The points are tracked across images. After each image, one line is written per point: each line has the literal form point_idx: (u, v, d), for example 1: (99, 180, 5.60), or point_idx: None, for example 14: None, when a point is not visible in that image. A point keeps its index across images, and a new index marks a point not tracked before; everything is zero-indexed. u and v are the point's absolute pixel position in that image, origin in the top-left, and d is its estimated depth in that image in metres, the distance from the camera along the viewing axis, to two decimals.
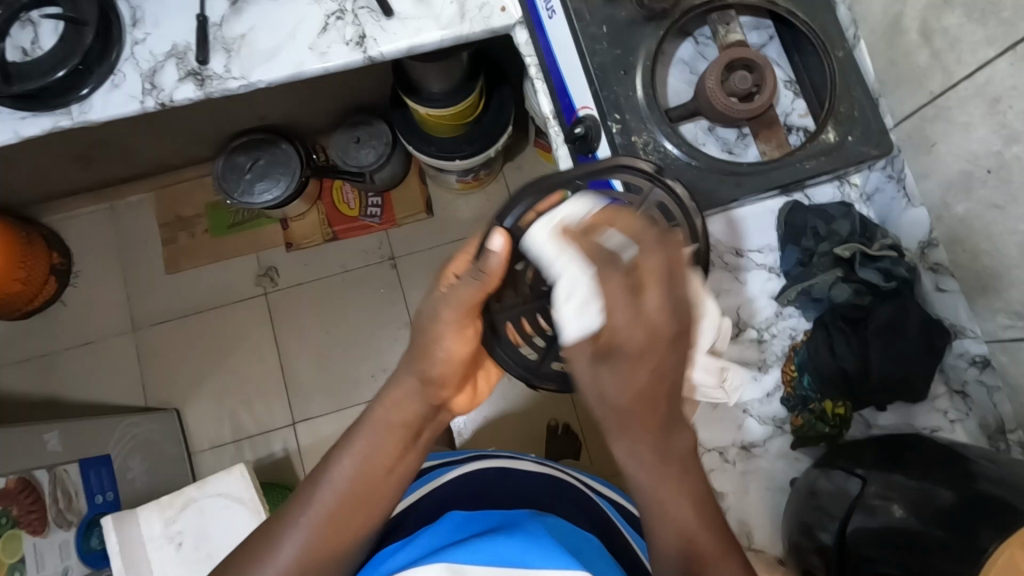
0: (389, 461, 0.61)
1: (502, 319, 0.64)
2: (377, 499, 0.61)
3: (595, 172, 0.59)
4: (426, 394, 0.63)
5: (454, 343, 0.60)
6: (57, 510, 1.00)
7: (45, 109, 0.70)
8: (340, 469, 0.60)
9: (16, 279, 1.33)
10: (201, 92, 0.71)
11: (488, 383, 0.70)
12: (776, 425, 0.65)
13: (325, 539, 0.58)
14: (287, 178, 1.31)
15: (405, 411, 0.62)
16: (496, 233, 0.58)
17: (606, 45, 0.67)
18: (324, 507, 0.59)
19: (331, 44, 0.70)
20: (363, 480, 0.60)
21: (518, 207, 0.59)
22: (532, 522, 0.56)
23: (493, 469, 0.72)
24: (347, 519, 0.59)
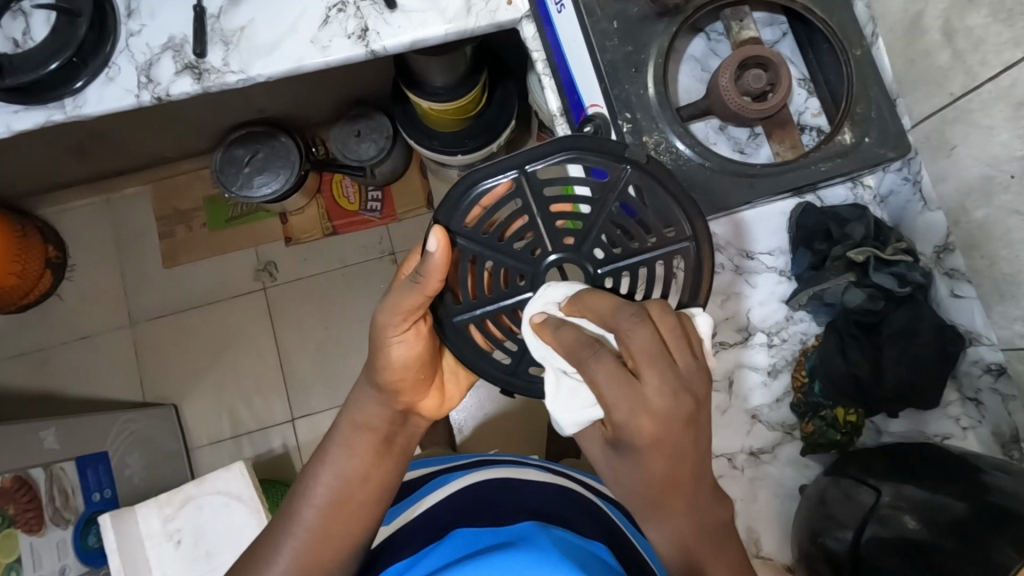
0: (364, 467, 0.64)
1: (464, 325, 0.62)
2: (359, 506, 0.62)
3: (542, 157, 0.59)
4: (388, 400, 0.65)
5: (400, 348, 0.62)
6: (54, 508, 0.99)
7: (38, 102, 0.68)
8: (320, 480, 0.63)
9: (12, 273, 1.31)
10: (198, 86, 0.69)
11: (457, 389, 0.72)
12: (785, 430, 0.65)
13: (314, 552, 0.60)
14: (286, 172, 1.29)
15: (370, 417, 0.65)
16: (433, 231, 0.56)
17: (617, 42, 0.65)
18: (309, 516, 0.61)
19: (333, 37, 0.69)
20: (342, 489, 0.62)
21: (466, 201, 0.60)
22: (538, 533, 0.56)
23: (498, 475, 0.71)
24: (332, 526, 0.61)
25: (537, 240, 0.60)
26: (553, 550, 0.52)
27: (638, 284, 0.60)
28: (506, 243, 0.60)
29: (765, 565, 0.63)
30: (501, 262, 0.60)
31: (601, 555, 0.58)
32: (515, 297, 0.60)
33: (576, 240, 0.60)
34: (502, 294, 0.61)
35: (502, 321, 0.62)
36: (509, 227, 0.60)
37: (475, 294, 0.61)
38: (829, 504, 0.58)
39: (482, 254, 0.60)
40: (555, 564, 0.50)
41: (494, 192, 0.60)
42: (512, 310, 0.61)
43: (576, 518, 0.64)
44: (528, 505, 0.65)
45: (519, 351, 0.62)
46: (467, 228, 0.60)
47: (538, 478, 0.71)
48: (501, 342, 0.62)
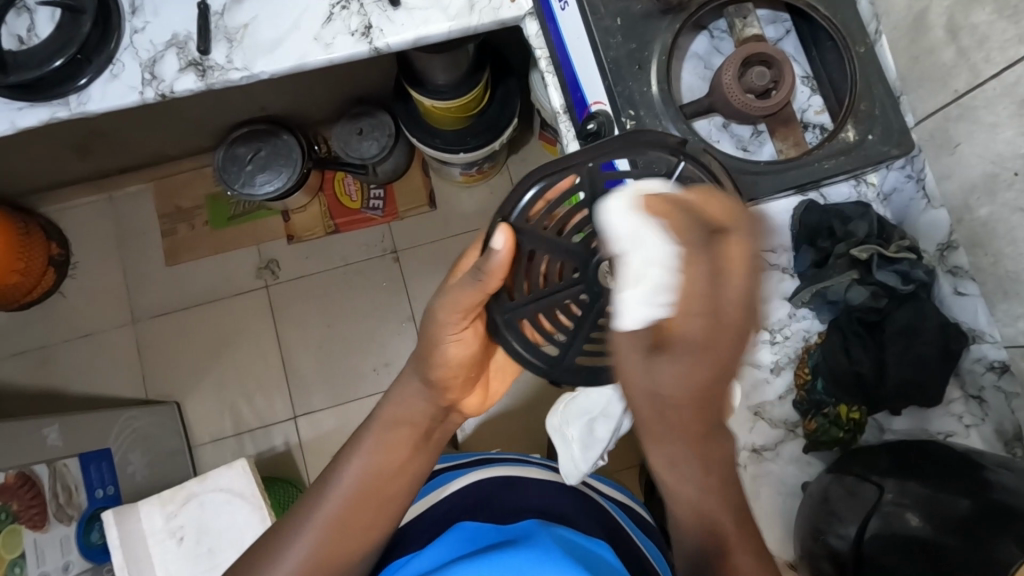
0: (400, 459, 0.64)
1: (515, 317, 0.61)
2: (387, 498, 0.62)
3: (609, 147, 0.53)
4: (433, 395, 0.66)
5: (455, 345, 0.63)
6: (57, 505, 0.99)
7: (42, 99, 0.68)
8: (351, 468, 0.62)
9: (15, 271, 1.31)
10: (202, 83, 0.69)
11: (499, 384, 0.73)
12: (788, 428, 0.65)
13: (334, 542, 0.59)
14: (288, 170, 1.29)
15: (414, 410, 0.65)
16: (500, 229, 0.54)
17: (620, 39, 0.65)
18: (334, 504, 0.61)
19: (336, 35, 0.69)
20: (372, 479, 0.62)
21: (525, 195, 0.54)
22: (542, 532, 0.56)
23: (503, 472, 0.71)
24: (354, 516, 0.61)
25: (595, 235, 0.55)
26: (556, 550, 0.52)
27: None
28: (563, 241, 0.55)
29: None
30: (558, 261, 0.56)
31: (604, 556, 0.58)
32: (565, 292, 0.58)
33: None
34: (557, 288, 0.58)
35: (554, 316, 0.60)
36: (568, 221, 0.55)
37: (529, 289, 0.59)
38: (832, 501, 0.58)
39: (540, 253, 0.56)
40: (557, 562, 0.50)
41: (557, 185, 0.54)
42: (564, 302, 0.59)
43: (581, 519, 0.64)
44: (532, 507, 0.65)
45: (568, 343, 0.61)
46: (526, 224, 0.55)
47: (543, 477, 0.71)
48: (550, 335, 0.62)
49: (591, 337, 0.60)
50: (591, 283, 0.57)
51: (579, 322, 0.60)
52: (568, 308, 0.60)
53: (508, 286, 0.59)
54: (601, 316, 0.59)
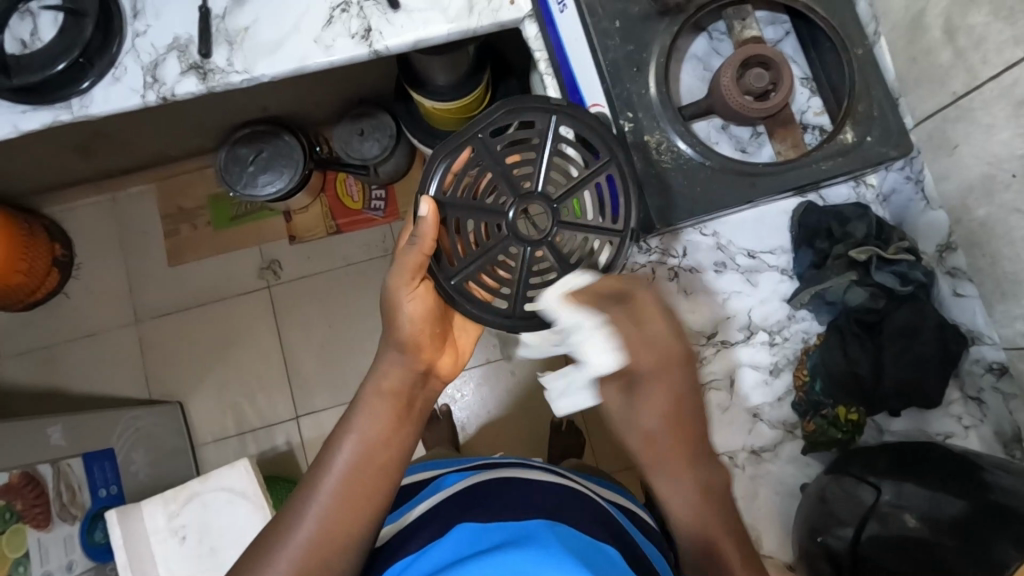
0: (386, 431, 0.62)
1: (462, 284, 0.63)
2: (382, 470, 0.61)
3: (489, 121, 0.62)
4: (409, 360, 0.65)
5: (413, 304, 0.63)
6: (61, 504, 1.00)
7: (45, 103, 0.68)
8: (342, 447, 0.61)
9: (19, 271, 1.32)
10: (203, 86, 0.69)
11: (470, 342, 0.72)
12: (787, 429, 0.65)
13: (340, 520, 0.58)
14: (290, 170, 1.29)
15: (397, 378, 0.64)
16: (423, 202, 0.61)
17: (618, 41, 0.65)
18: (331, 486, 0.59)
19: (336, 37, 0.69)
20: (365, 453, 0.61)
21: (435, 174, 0.63)
22: (543, 534, 0.57)
23: (501, 476, 0.72)
24: (354, 494, 0.59)
25: (504, 192, 0.62)
26: (561, 551, 0.54)
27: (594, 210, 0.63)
28: (479, 203, 0.62)
29: (766, 564, 0.63)
30: (480, 221, 0.62)
31: (609, 554, 0.60)
32: (496, 247, 0.62)
33: (533, 183, 0.62)
34: (486, 246, 0.62)
35: (495, 272, 0.63)
36: (478, 189, 0.63)
37: (464, 252, 0.63)
38: (830, 502, 0.58)
39: (463, 218, 0.63)
40: (565, 564, 0.52)
41: (459, 160, 0.63)
42: (498, 258, 0.62)
43: (578, 518, 0.64)
44: (530, 502, 0.66)
45: (513, 296, 0.62)
46: (445, 198, 0.63)
47: (540, 478, 0.72)
48: (496, 291, 0.63)
49: (530, 286, 0.62)
50: (513, 234, 0.62)
51: (517, 273, 0.62)
52: (505, 263, 0.62)
53: (444, 250, 0.63)
54: (533, 262, 0.62)
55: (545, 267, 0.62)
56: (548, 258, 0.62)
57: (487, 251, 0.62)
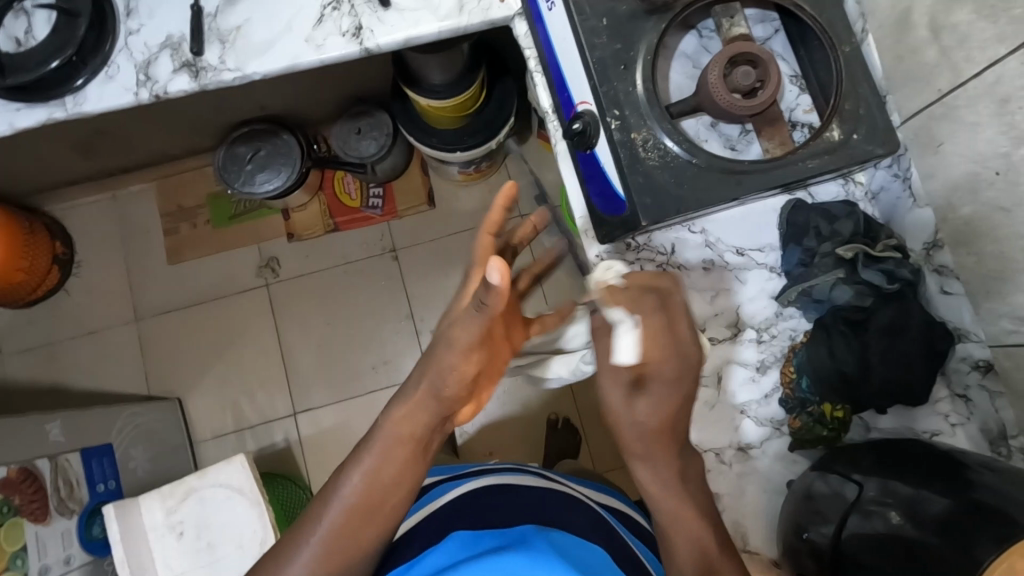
0: (394, 473, 0.61)
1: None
2: (386, 513, 0.61)
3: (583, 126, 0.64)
4: (437, 407, 0.62)
5: (467, 364, 0.60)
6: (59, 499, 1.00)
7: (39, 100, 0.69)
8: (348, 481, 0.61)
9: (19, 269, 1.33)
10: (195, 84, 0.70)
11: None
12: (774, 426, 0.65)
13: (339, 554, 0.59)
14: (288, 169, 1.30)
15: (411, 421, 0.62)
16: (493, 264, 0.55)
17: (606, 38, 0.63)
18: (333, 518, 0.60)
19: (327, 35, 0.69)
20: (367, 492, 0.60)
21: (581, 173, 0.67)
22: (536, 536, 0.58)
23: (498, 482, 0.72)
24: (357, 529, 0.60)
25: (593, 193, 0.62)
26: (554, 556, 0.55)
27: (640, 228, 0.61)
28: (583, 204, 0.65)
29: (751, 560, 0.63)
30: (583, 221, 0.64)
31: (599, 554, 0.61)
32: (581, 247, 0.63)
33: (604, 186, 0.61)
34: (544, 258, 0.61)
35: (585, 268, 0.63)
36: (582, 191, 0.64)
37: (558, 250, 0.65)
38: (815, 499, 0.58)
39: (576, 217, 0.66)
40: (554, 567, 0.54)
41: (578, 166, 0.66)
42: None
43: (574, 524, 0.65)
44: (525, 512, 0.66)
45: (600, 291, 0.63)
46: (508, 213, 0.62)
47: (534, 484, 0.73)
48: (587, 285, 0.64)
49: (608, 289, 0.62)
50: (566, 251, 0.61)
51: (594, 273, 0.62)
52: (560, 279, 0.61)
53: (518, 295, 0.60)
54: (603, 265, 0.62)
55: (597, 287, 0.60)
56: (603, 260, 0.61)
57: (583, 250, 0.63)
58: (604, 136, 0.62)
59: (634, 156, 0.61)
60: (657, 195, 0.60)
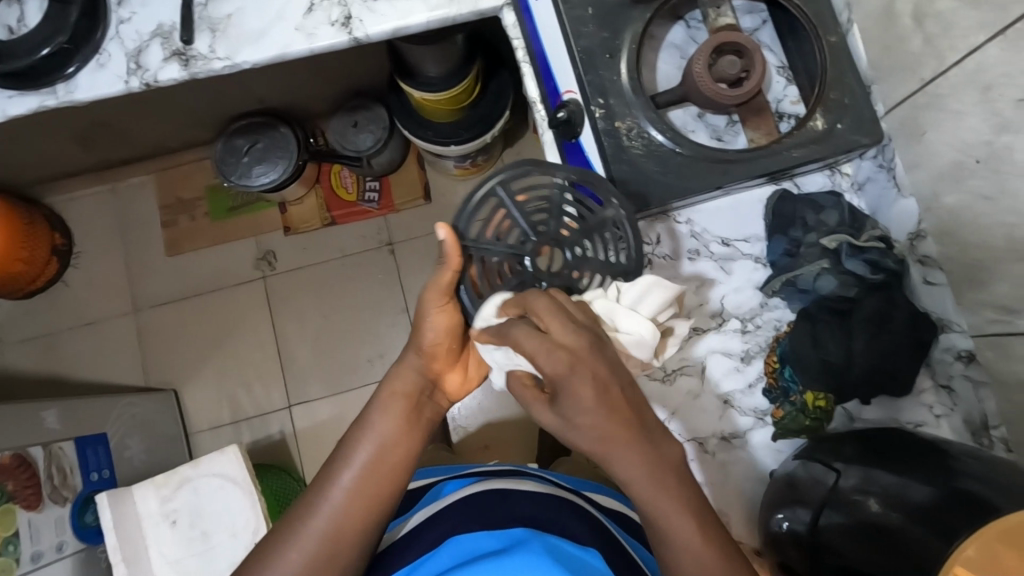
0: (398, 431, 0.64)
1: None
2: (392, 470, 0.62)
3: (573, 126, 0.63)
4: (424, 370, 0.67)
5: (438, 321, 0.64)
6: (52, 486, 1.00)
7: (32, 87, 0.69)
8: (359, 447, 0.62)
9: (18, 260, 1.34)
10: (185, 72, 0.70)
11: (480, 374, 0.72)
12: (757, 416, 0.64)
13: (352, 513, 0.60)
14: (285, 162, 1.31)
15: (408, 381, 0.66)
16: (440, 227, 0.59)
17: (592, 28, 0.62)
18: (347, 480, 0.61)
19: (317, 25, 0.70)
20: (376, 453, 0.62)
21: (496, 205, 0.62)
22: (532, 541, 0.59)
23: (490, 485, 0.71)
24: (368, 491, 0.61)
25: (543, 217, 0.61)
26: (546, 555, 0.57)
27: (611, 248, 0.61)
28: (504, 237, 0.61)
29: None
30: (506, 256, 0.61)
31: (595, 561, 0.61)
32: (516, 281, 0.61)
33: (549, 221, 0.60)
34: (510, 282, 0.62)
35: None
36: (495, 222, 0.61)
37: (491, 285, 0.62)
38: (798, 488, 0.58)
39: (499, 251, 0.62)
40: (547, 565, 0.56)
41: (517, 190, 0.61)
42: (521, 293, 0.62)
43: (574, 527, 0.66)
44: (523, 516, 0.66)
45: None
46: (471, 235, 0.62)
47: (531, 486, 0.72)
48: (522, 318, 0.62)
49: None
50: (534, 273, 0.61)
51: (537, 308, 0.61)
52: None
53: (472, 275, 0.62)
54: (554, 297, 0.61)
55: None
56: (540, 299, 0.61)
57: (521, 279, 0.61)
58: (588, 124, 0.62)
59: (618, 144, 0.61)
60: (643, 184, 0.61)
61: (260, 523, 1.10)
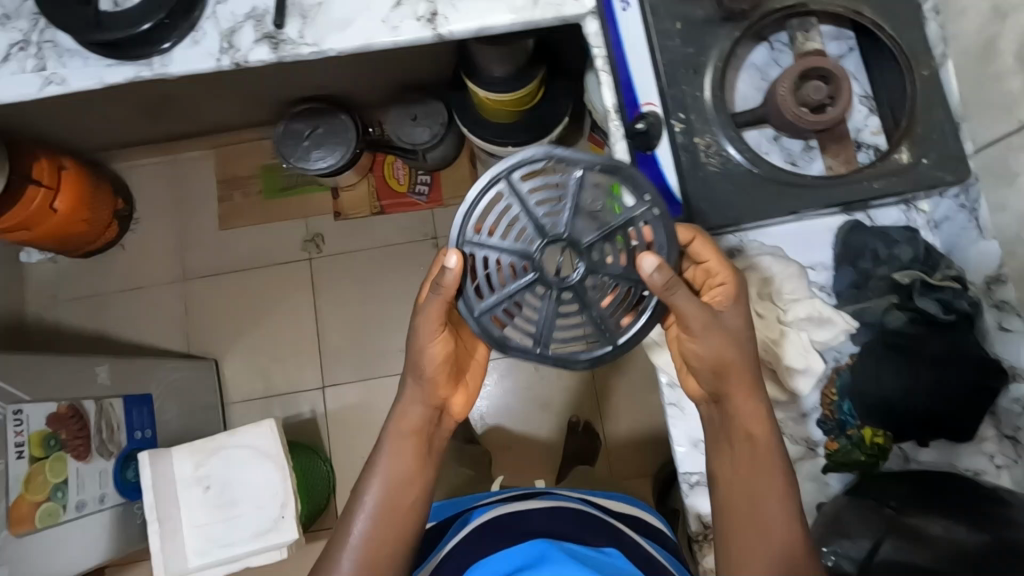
0: (409, 466, 0.69)
1: (487, 319, 0.61)
2: (410, 503, 0.68)
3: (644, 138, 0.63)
4: (424, 399, 0.70)
5: (435, 349, 0.67)
6: (100, 440, 1.03)
7: (129, 59, 0.73)
8: (373, 486, 0.68)
9: (83, 219, 1.40)
10: (274, 55, 0.73)
11: (478, 379, 0.76)
12: (809, 446, 0.63)
13: (376, 552, 0.66)
14: (342, 148, 1.35)
15: (413, 425, 0.69)
16: (451, 251, 0.59)
17: (678, 42, 0.62)
18: (365, 524, 0.67)
19: (403, 19, 0.72)
20: (392, 494, 0.68)
21: (502, 199, 0.60)
22: (557, 552, 0.63)
23: (507, 507, 0.73)
24: (387, 529, 0.67)
25: (555, 215, 0.58)
26: (571, 559, 0.62)
27: (627, 257, 0.59)
28: (510, 236, 0.60)
29: None
30: (508, 258, 0.59)
31: (615, 557, 0.66)
32: (522, 286, 0.59)
33: (562, 221, 0.58)
34: (514, 284, 0.60)
35: (520, 309, 0.60)
36: (500, 220, 0.60)
37: (494, 289, 0.60)
38: (845, 521, 0.58)
39: (500, 250, 0.59)
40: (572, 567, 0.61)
41: (533, 179, 0.59)
42: (525, 295, 0.60)
43: (593, 534, 0.69)
44: (537, 529, 0.68)
45: (539, 334, 0.61)
46: (474, 235, 0.60)
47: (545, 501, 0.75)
48: (524, 319, 0.61)
49: (558, 325, 0.61)
50: (543, 276, 0.59)
51: (540, 313, 0.60)
52: (533, 300, 0.60)
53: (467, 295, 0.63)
54: (559, 303, 0.60)
55: (571, 308, 0.60)
56: (541, 302, 0.60)
57: (526, 282, 0.59)
58: (666, 138, 0.62)
59: (694, 160, 0.61)
60: (714, 202, 0.61)
61: (288, 498, 1.14)
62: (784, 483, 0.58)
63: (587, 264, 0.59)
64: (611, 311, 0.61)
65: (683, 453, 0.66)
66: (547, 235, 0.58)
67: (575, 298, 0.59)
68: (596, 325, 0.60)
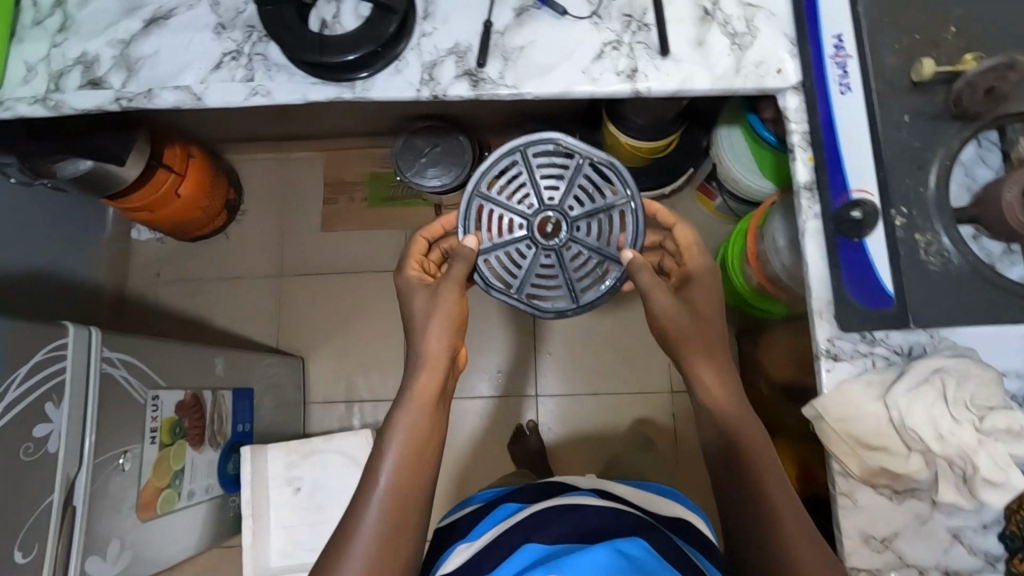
0: (426, 419, 0.65)
1: (485, 262, 0.79)
2: (427, 457, 0.64)
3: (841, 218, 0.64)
4: (441, 357, 0.68)
5: (449, 305, 0.71)
6: (213, 431, 1.05)
7: (332, 80, 0.75)
8: (391, 443, 0.63)
9: (199, 207, 1.44)
10: (473, 92, 0.75)
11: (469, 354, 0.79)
12: (988, 560, 0.63)
13: (395, 512, 0.60)
14: (458, 169, 1.36)
15: (435, 380, 0.67)
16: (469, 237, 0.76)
17: (906, 134, 0.65)
18: (386, 483, 0.61)
19: (603, 72, 0.73)
20: (415, 453, 0.63)
21: (514, 168, 0.79)
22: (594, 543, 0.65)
23: (564, 501, 0.79)
24: (407, 486, 0.61)
25: (553, 189, 0.79)
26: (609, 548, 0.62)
27: (603, 235, 0.78)
28: (514, 198, 0.79)
29: None
30: (508, 213, 0.79)
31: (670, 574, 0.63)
32: (516, 238, 0.78)
33: (559, 193, 0.78)
34: (511, 238, 0.79)
35: (513, 257, 0.79)
36: (511, 185, 0.80)
37: (491, 238, 0.79)
38: None
39: (504, 206, 0.79)
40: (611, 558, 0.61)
41: (541, 158, 0.79)
42: (516, 248, 0.79)
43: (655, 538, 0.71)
44: (586, 527, 0.72)
45: (520, 282, 0.79)
46: (486, 191, 0.79)
47: (599, 504, 0.78)
48: (513, 268, 0.79)
49: (536, 279, 0.79)
50: (534, 235, 0.78)
51: (526, 264, 0.78)
52: (522, 253, 0.79)
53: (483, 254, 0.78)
54: (543, 261, 0.78)
55: (551, 268, 0.79)
56: (528, 254, 0.79)
57: (524, 235, 0.78)
58: (883, 228, 0.63)
59: (914, 256, 0.63)
60: (930, 297, 0.63)
61: None
62: (764, 446, 0.63)
63: (571, 232, 0.78)
64: (583, 277, 0.78)
65: (854, 546, 0.64)
66: (544, 202, 0.78)
67: (556, 258, 0.78)
68: (568, 287, 0.78)
